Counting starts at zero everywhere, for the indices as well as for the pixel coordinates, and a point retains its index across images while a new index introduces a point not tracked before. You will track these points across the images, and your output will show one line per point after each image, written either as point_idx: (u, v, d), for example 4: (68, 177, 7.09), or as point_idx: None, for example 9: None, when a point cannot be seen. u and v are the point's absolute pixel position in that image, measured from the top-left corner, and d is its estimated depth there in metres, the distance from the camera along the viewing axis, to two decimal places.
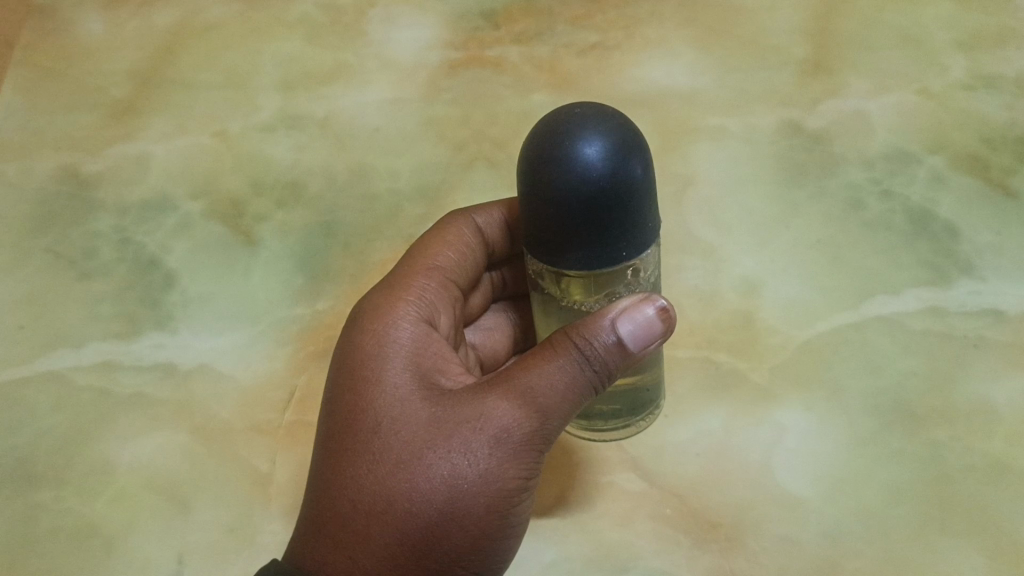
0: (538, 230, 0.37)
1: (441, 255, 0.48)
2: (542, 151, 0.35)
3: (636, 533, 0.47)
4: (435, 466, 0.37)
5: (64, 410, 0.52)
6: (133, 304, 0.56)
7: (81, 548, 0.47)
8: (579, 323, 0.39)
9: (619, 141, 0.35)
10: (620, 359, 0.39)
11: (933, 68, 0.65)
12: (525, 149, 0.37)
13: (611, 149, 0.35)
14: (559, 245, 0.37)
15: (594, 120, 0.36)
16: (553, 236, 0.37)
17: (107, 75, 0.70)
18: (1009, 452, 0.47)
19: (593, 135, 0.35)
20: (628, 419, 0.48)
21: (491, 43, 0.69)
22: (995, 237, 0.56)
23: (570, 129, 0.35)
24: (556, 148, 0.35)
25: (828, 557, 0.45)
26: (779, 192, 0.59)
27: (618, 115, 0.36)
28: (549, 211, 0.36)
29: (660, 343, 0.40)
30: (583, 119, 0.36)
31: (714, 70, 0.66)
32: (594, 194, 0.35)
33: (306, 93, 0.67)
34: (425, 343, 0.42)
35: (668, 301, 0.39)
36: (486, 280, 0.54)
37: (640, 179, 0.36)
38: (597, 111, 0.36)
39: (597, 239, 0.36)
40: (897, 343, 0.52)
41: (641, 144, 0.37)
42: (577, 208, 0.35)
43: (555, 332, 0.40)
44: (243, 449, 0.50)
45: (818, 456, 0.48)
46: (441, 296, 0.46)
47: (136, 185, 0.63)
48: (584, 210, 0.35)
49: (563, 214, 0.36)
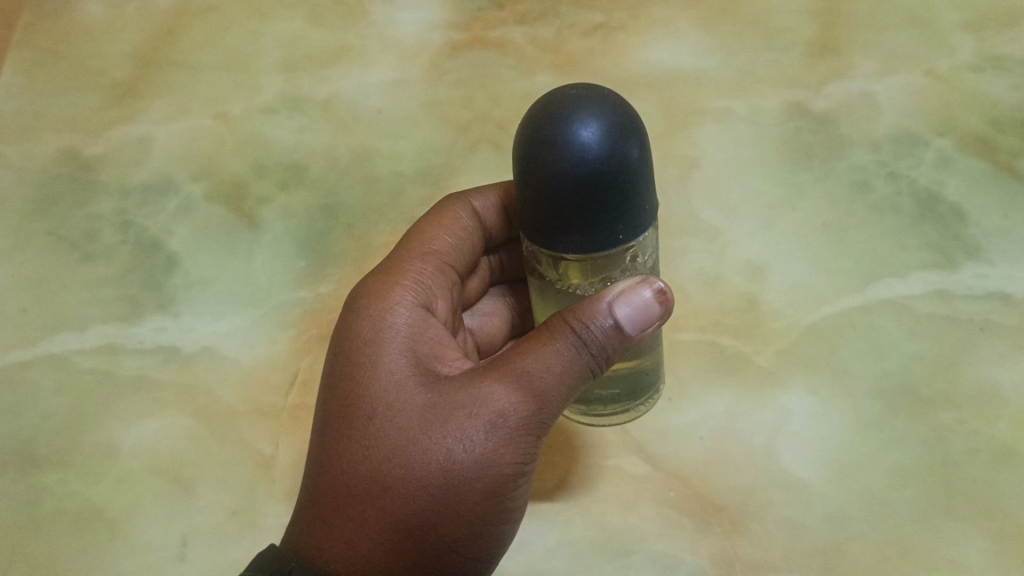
0: (535, 215, 0.37)
1: (437, 240, 0.47)
2: (538, 136, 0.35)
3: (638, 516, 0.47)
4: (430, 452, 0.37)
5: (68, 393, 0.52)
6: (134, 287, 0.56)
7: (84, 531, 0.47)
8: (576, 307, 0.38)
9: (616, 123, 0.35)
10: (617, 343, 0.38)
11: (941, 49, 0.65)
12: (521, 132, 0.36)
13: (607, 131, 0.35)
14: (556, 229, 0.36)
15: (590, 103, 0.35)
16: (549, 219, 0.36)
17: (107, 56, 0.69)
18: (1013, 437, 0.47)
19: (590, 118, 0.35)
20: (626, 404, 0.48)
21: (493, 24, 0.68)
22: (1004, 220, 0.55)
23: (566, 112, 0.35)
24: (552, 130, 0.35)
25: (830, 540, 0.45)
26: (784, 174, 0.59)
27: (615, 98, 0.36)
28: (545, 195, 0.36)
29: (658, 326, 0.40)
30: (579, 102, 0.35)
31: (719, 51, 0.65)
32: (591, 176, 0.35)
33: (309, 74, 0.67)
34: (421, 330, 0.41)
35: (666, 283, 0.39)
36: (483, 264, 0.54)
37: (636, 166, 0.36)
38: (594, 94, 0.36)
39: (594, 222, 0.36)
40: (902, 326, 0.52)
41: (638, 126, 0.36)
42: (574, 192, 0.35)
43: (552, 317, 0.40)
44: (246, 432, 0.50)
45: (822, 439, 0.48)
46: (438, 282, 0.46)
47: (137, 168, 0.62)
48: (581, 192, 0.35)
49: (560, 198, 0.35)
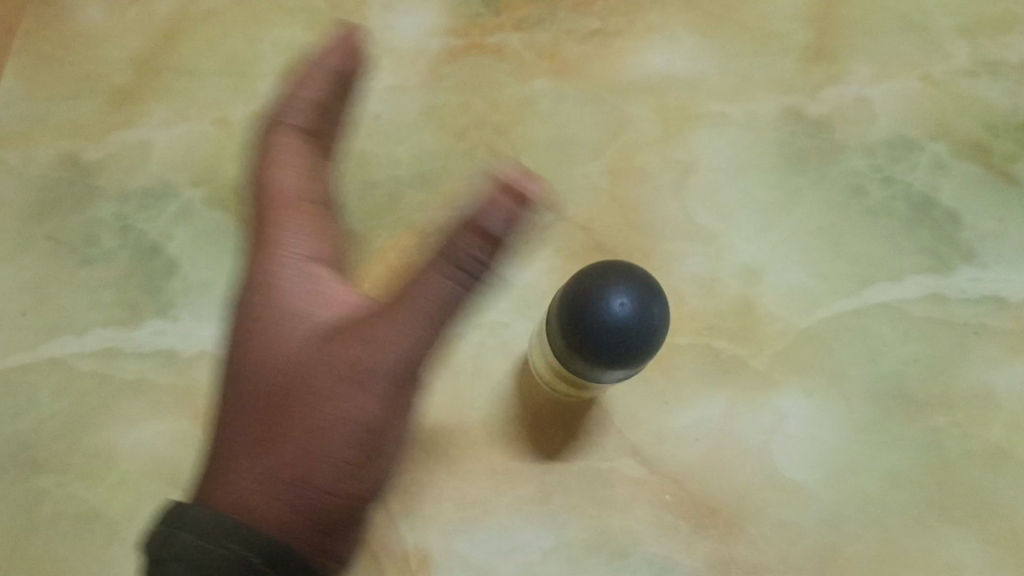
0: (578, 363, 0.44)
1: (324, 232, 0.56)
2: (578, 314, 0.42)
3: (635, 518, 0.48)
4: (353, 434, 0.47)
5: (67, 398, 0.53)
6: (133, 292, 0.56)
7: (84, 533, 0.50)
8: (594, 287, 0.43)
9: (641, 292, 0.43)
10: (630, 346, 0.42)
11: (936, 52, 0.64)
12: (562, 305, 0.44)
13: (636, 302, 0.42)
14: (597, 371, 0.44)
15: (618, 280, 0.43)
16: (590, 366, 0.43)
17: (105, 62, 0.67)
18: (1008, 440, 0.50)
19: (620, 292, 0.42)
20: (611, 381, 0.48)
21: (492, 30, 0.66)
22: (997, 225, 0.56)
23: (600, 290, 0.42)
24: (589, 308, 0.42)
25: (825, 542, 0.47)
26: (780, 178, 0.59)
27: (636, 269, 0.44)
28: (588, 353, 0.43)
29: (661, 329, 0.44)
30: (609, 278, 0.43)
31: (717, 54, 0.65)
32: (624, 340, 0.42)
33: (306, 77, 0.66)
34: (442, 310, 0.45)
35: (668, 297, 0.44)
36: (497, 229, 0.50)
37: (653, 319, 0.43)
38: (620, 269, 0.43)
39: (629, 363, 0.43)
40: (897, 329, 0.53)
41: (659, 290, 0.44)
42: (609, 351, 0.42)
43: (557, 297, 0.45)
44: (241, 438, 0.50)
45: (817, 442, 0.50)
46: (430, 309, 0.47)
47: (137, 172, 0.62)
48: (614, 352, 0.42)
49: (598, 354, 0.42)
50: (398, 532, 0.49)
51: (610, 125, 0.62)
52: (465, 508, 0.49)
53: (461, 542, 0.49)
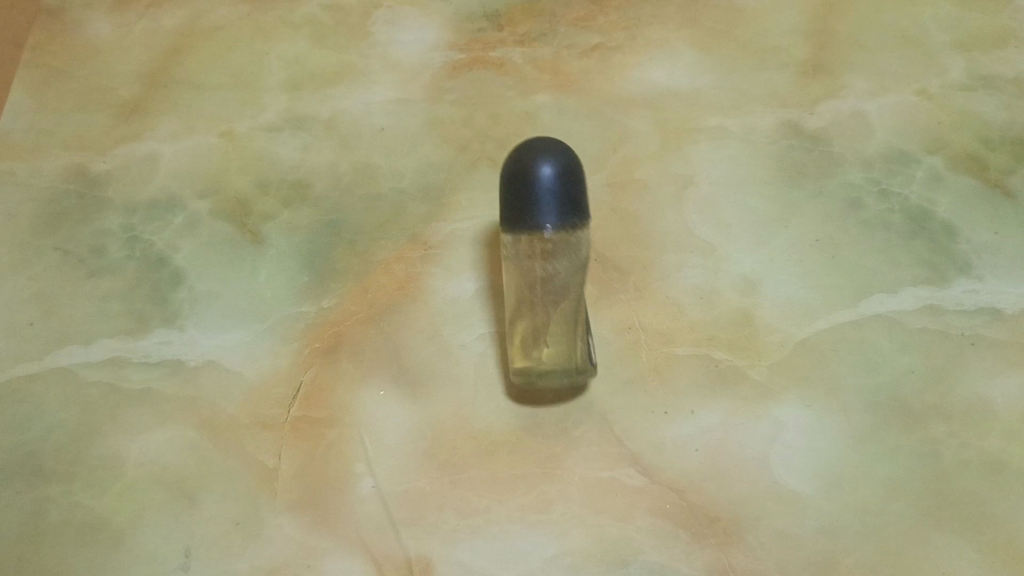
0: (515, 216, 0.45)
1: None
2: (512, 166, 0.45)
3: (635, 527, 0.48)
4: None
5: (72, 407, 0.53)
6: (140, 302, 0.57)
7: (91, 542, 0.49)
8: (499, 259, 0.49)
9: (565, 160, 0.45)
10: (537, 257, 0.47)
11: (932, 68, 0.66)
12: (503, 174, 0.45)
13: (560, 169, 0.44)
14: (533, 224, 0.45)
15: (546, 150, 0.44)
16: (524, 211, 0.44)
17: (113, 74, 0.68)
18: (1005, 450, 0.50)
19: (546, 159, 0.44)
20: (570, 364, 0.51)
21: (493, 44, 0.68)
22: (994, 237, 0.57)
23: (526, 154, 0.45)
24: (525, 162, 0.44)
25: (822, 551, 0.47)
26: (779, 191, 0.60)
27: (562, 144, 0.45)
28: (520, 201, 0.44)
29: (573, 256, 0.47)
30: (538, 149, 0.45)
31: (715, 70, 0.66)
32: (549, 192, 0.44)
33: (312, 92, 0.66)
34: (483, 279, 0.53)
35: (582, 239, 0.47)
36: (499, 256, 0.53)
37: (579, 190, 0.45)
38: (546, 142, 0.45)
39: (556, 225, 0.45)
40: (895, 341, 0.53)
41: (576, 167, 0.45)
42: (538, 201, 0.44)
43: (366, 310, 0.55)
44: (250, 444, 0.51)
45: (814, 452, 0.50)
46: None
47: (144, 184, 0.63)
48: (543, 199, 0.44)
49: (530, 207, 0.44)
50: (400, 538, 0.48)
51: (610, 138, 0.63)
52: (466, 516, 0.49)
53: (462, 550, 0.48)
